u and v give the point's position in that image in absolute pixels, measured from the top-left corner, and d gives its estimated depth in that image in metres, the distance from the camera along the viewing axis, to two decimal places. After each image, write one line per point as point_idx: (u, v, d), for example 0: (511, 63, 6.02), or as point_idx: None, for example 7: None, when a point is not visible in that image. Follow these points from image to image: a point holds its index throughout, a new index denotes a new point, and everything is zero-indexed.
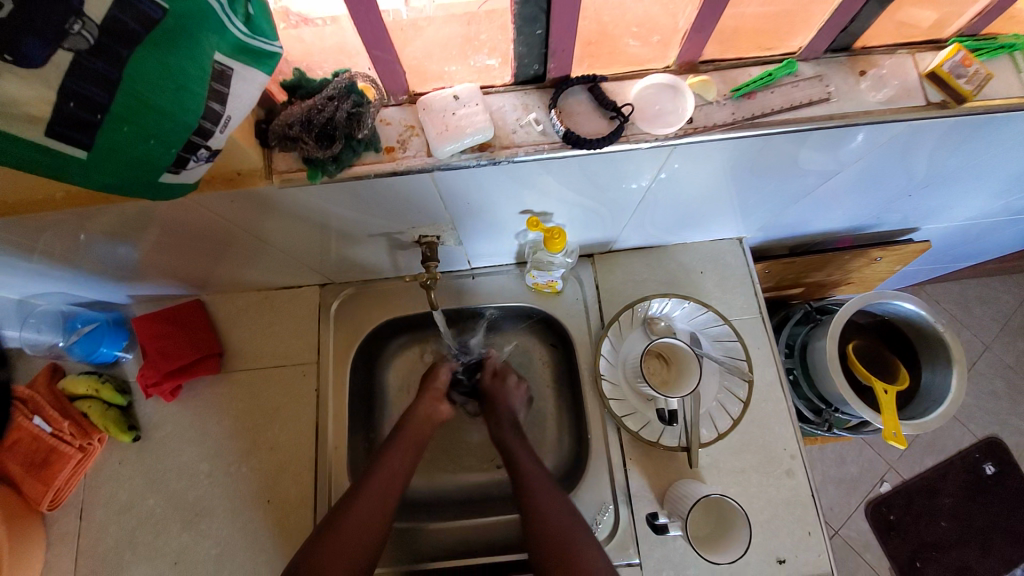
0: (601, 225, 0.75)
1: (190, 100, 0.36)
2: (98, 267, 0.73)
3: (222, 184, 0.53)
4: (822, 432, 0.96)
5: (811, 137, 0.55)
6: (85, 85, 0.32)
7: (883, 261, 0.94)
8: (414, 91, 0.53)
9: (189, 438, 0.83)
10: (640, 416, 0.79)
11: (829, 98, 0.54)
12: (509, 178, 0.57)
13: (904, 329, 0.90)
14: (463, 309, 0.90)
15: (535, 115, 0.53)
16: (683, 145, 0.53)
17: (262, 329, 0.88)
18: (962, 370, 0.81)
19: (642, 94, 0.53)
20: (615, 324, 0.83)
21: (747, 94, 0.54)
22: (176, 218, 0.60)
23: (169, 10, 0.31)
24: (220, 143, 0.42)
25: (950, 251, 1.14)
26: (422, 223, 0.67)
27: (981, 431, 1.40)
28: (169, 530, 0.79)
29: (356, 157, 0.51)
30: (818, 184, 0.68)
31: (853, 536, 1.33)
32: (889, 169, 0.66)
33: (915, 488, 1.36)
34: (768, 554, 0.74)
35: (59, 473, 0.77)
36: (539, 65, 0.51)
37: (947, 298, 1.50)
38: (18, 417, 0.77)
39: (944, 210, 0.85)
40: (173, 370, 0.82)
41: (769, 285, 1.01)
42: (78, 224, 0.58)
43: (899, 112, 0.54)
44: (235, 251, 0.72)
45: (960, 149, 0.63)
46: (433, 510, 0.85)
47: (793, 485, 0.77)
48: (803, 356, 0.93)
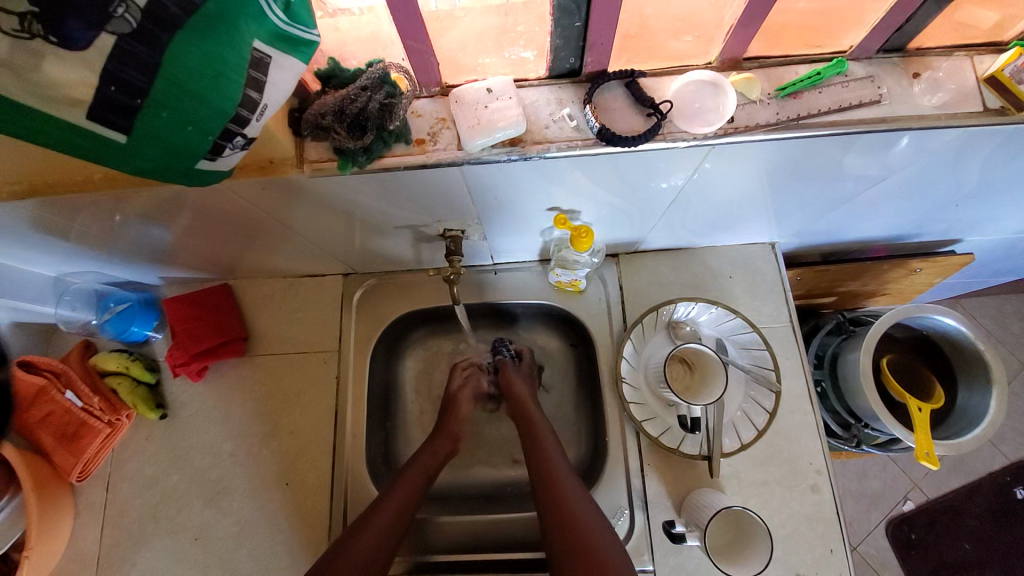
0: (629, 225, 0.73)
1: (228, 87, 0.36)
2: (132, 248, 0.74)
3: (254, 171, 0.53)
4: (850, 447, 0.93)
5: (858, 141, 0.52)
6: (126, 69, 0.32)
7: (923, 272, 0.90)
8: (446, 83, 0.52)
9: (212, 418, 0.85)
10: (660, 421, 0.78)
11: (879, 100, 0.51)
12: (539, 174, 0.56)
13: (942, 345, 0.86)
14: (484, 305, 0.89)
15: (569, 110, 0.52)
16: (722, 145, 0.52)
17: (287, 315, 0.89)
18: (1002, 391, 0.77)
19: (681, 92, 0.51)
20: (638, 326, 0.81)
21: (793, 94, 0.51)
22: (208, 203, 0.61)
23: None
24: (256, 131, 0.42)
25: (992, 265, 1.08)
26: (449, 217, 0.67)
27: (1014, 454, 1.34)
28: (190, 507, 0.81)
29: (387, 148, 0.51)
30: (860, 191, 0.65)
31: (872, 554, 1.29)
32: (938, 178, 0.63)
33: (940, 508, 1.31)
34: (788, 570, 0.72)
35: (88, 446, 0.79)
36: (575, 59, 0.50)
37: (984, 313, 1.43)
38: (51, 390, 0.78)
39: (992, 222, 0.81)
40: (200, 352, 0.84)
41: (799, 293, 0.98)
42: (114, 205, 0.59)
43: (955, 117, 0.51)
44: (263, 237, 0.73)
45: (1017, 158, 0.60)
46: (446, 503, 0.86)
47: (817, 500, 0.75)
48: (833, 368, 0.90)
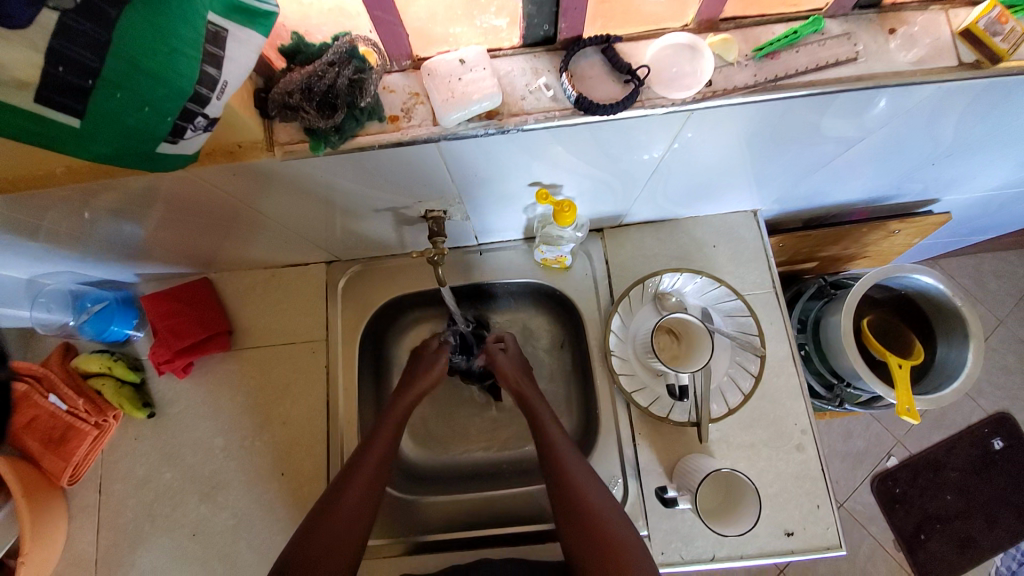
0: (613, 198, 0.73)
1: (184, 64, 0.35)
2: (105, 245, 0.72)
3: (223, 157, 0.51)
4: (834, 407, 0.95)
5: (835, 101, 0.52)
6: (72, 46, 0.31)
7: (902, 233, 0.91)
8: (417, 56, 0.51)
9: (202, 413, 0.84)
10: (650, 392, 0.79)
11: (856, 57, 0.51)
12: (519, 148, 0.55)
13: (921, 304, 0.88)
14: (471, 285, 0.89)
15: (545, 80, 0.51)
16: (700, 111, 0.51)
17: (271, 306, 0.88)
18: (979, 346, 0.79)
19: (658, 56, 0.50)
20: (625, 299, 0.82)
21: (770, 55, 0.51)
22: (181, 194, 0.59)
23: None
24: (218, 111, 0.40)
25: (968, 224, 1.10)
26: (429, 197, 0.66)
27: (991, 407, 1.38)
28: (186, 503, 0.80)
29: (359, 127, 0.50)
30: (840, 153, 0.66)
31: (858, 509, 1.34)
32: (916, 136, 0.63)
33: (922, 462, 1.36)
34: (777, 527, 0.75)
35: (77, 448, 0.78)
36: (549, 26, 0.49)
37: (962, 273, 1.46)
38: (34, 394, 0.78)
39: (967, 180, 0.82)
40: (183, 348, 0.82)
41: (782, 260, 0.99)
42: (82, 201, 0.57)
43: (930, 73, 0.51)
44: (239, 227, 0.71)
45: (991, 113, 0.60)
46: (444, 484, 0.87)
47: (803, 459, 0.77)
48: (816, 332, 0.92)
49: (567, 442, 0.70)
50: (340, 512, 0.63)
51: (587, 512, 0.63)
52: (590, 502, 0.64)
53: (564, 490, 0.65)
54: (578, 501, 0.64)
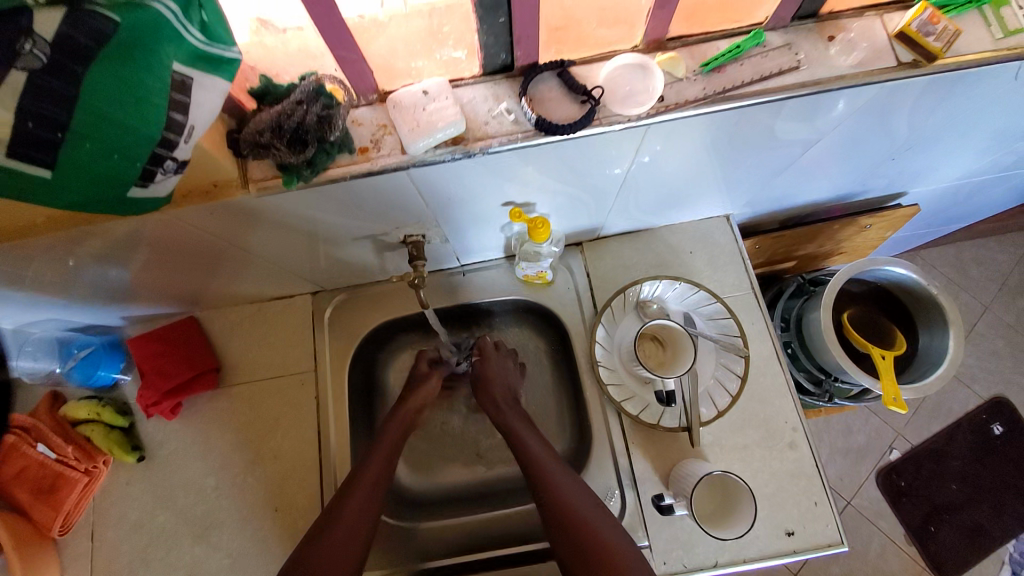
0: (586, 212, 0.75)
1: (151, 112, 0.37)
2: (92, 290, 0.73)
3: (198, 197, 0.53)
4: (824, 403, 0.96)
5: (785, 107, 0.55)
6: (43, 104, 0.33)
7: (874, 228, 0.94)
8: (383, 90, 0.53)
9: (193, 453, 0.83)
10: (639, 400, 0.79)
11: (798, 65, 0.54)
12: (488, 170, 0.57)
13: (898, 295, 0.90)
14: (457, 306, 0.90)
15: (506, 105, 0.53)
16: (656, 124, 0.53)
17: (258, 340, 0.88)
18: (958, 332, 0.81)
19: (611, 76, 0.52)
20: (608, 310, 0.83)
21: (717, 68, 0.53)
22: (163, 236, 0.60)
23: (121, 24, 0.32)
24: (187, 153, 0.42)
25: (940, 215, 1.14)
26: (407, 223, 0.67)
27: (986, 392, 1.40)
28: (180, 546, 0.79)
29: (331, 160, 0.51)
30: (801, 154, 0.68)
31: (865, 505, 1.33)
32: (869, 134, 0.65)
33: (924, 453, 1.36)
34: (777, 528, 0.74)
35: (68, 497, 0.78)
36: (506, 54, 0.51)
37: (942, 262, 1.49)
38: (22, 445, 0.78)
39: (929, 173, 0.85)
40: (171, 388, 0.82)
41: (761, 261, 1.01)
42: (68, 250, 0.59)
43: (871, 74, 0.54)
44: (225, 264, 0.72)
45: (939, 108, 0.62)
46: (441, 511, 0.86)
47: (797, 457, 0.77)
48: (799, 329, 0.93)
49: (545, 450, 0.71)
50: (342, 520, 0.64)
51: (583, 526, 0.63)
52: (580, 509, 0.64)
53: (555, 507, 0.65)
54: (569, 511, 0.64)
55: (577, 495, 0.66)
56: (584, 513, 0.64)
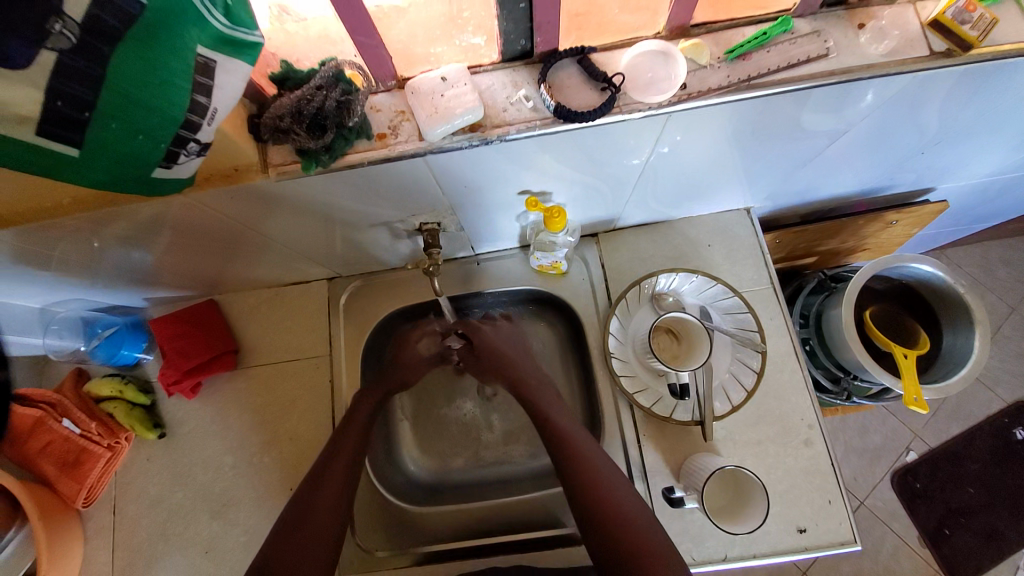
0: (603, 202, 0.74)
1: (175, 94, 0.37)
2: (115, 272, 0.74)
3: (219, 181, 0.53)
4: (841, 401, 0.95)
5: (812, 97, 0.53)
6: (71, 84, 0.33)
7: (899, 224, 0.92)
8: (401, 76, 0.52)
9: (212, 432, 0.85)
10: (651, 392, 0.79)
11: (827, 53, 0.52)
12: (505, 158, 0.56)
13: (923, 293, 0.88)
14: (470, 295, 0.90)
15: (525, 92, 0.52)
16: (678, 113, 0.52)
17: (276, 323, 0.90)
18: (984, 332, 0.78)
19: (632, 63, 0.52)
20: (623, 301, 0.83)
21: (741, 56, 0.52)
22: (185, 219, 0.61)
23: (147, 5, 0.32)
24: (210, 136, 0.43)
25: (969, 212, 1.10)
26: (422, 210, 0.67)
27: (1011, 396, 1.36)
28: (199, 521, 0.82)
29: (349, 146, 0.52)
30: (827, 145, 0.66)
31: (879, 506, 1.31)
32: (899, 126, 0.63)
33: (942, 455, 1.33)
34: (789, 524, 0.74)
35: (91, 471, 0.81)
36: (525, 40, 0.50)
37: (969, 261, 1.45)
38: (48, 420, 0.80)
39: (961, 168, 0.82)
40: (192, 369, 0.84)
41: (780, 255, 1.00)
42: (93, 231, 0.60)
43: (903, 63, 0.52)
44: (244, 247, 0.73)
45: (974, 100, 0.60)
46: (451, 496, 0.87)
47: (811, 455, 0.77)
48: (818, 326, 0.92)
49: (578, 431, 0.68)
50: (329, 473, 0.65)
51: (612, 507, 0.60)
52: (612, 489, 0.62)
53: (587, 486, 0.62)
54: (600, 490, 0.62)
55: (600, 466, 0.64)
56: (612, 491, 0.62)
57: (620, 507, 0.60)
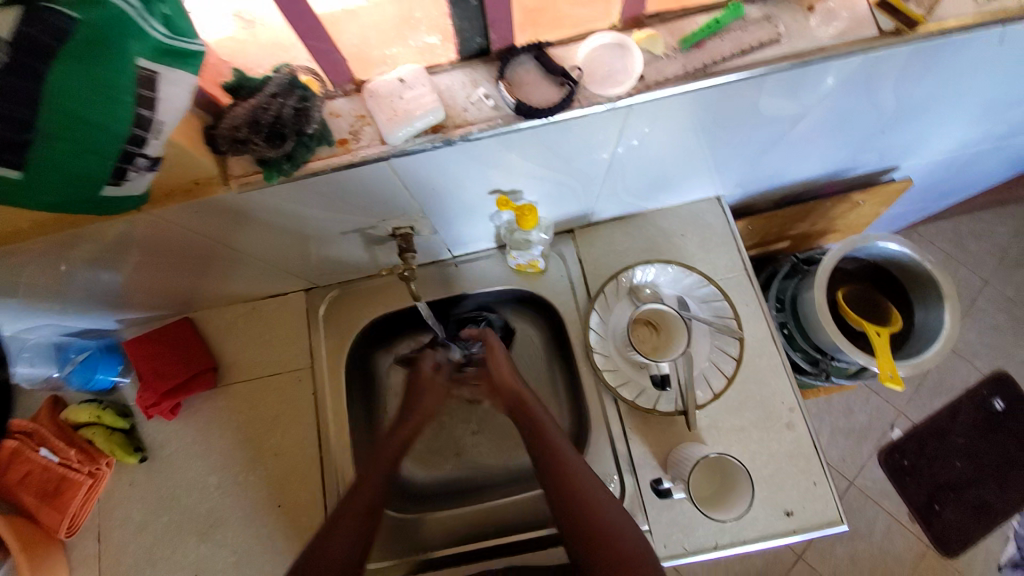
0: (575, 198, 0.75)
1: (120, 110, 0.37)
2: (85, 295, 0.73)
3: (180, 197, 0.53)
4: (822, 382, 0.95)
5: (768, 82, 0.54)
6: (7, 103, 0.33)
7: (867, 204, 0.93)
8: (359, 79, 0.52)
9: (194, 453, 0.84)
10: (634, 384, 0.79)
11: (778, 38, 0.53)
12: (470, 159, 0.56)
13: (893, 271, 0.90)
14: (450, 299, 0.89)
15: (484, 90, 0.52)
16: (638, 104, 0.53)
17: (253, 338, 0.88)
18: (954, 306, 0.80)
19: (590, 57, 0.52)
20: (602, 296, 0.83)
21: (696, 44, 0.53)
22: (154, 237, 0.60)
23: (82, 21, 0.32)
24: (158, 150, 0.42)
25: (935, 189, 1.13)
26: (393, 215, 0.67)
27: (989, 367, 1.39)
28: (185, 544, 0.80)
29: (310, 153, 0.51)
30: (789, 129, 0.67)
31: (869, 485, 1.33)
32: (857, 107, 0.65)
33: (927, 431, 1.36)
34: (775, 508, 0.75)
35: (72, 499, 0.79)
36: (481, 38, 0.51)
37: (941, 238, 1.48)
38: (25, 450, 0.79)
39: (922, 146, 0.84)
40: (169, 389, 0.82)
41: (754, 242, 1.01)
42: (61, 255, 0.59)
43: (853, 44, 0.53)
44: (216, 264, 0.72)
45: (926, 79, 0.61)
46: (442, 501, 0.87)
47: (794, 437, 0.77)
48: (794, 309, 0.93)
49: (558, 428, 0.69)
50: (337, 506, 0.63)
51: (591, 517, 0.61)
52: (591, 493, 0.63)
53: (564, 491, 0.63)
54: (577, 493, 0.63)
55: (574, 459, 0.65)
56: (591, 498, 0.62)
57: (600, 505, 0.62)
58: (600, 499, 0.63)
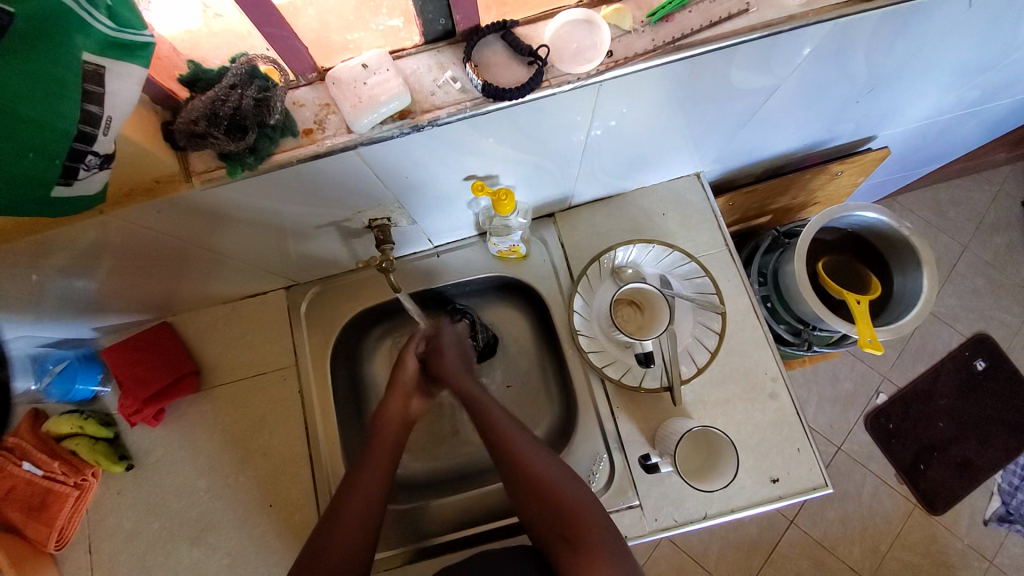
0: (552, 181, 0.74)
1: (63, 105, 0.35)
2: (59, 304, 0.71)
3: (142, 196, 0.51)
4: (804, 352, 0.97)
5: (739, 53, 0.53)
6: None
7: (845, 174, 0.94)
8: (322, 67, 0.51)
9: (182, 458, 0.83)
10: (620, 364, 0.80)
11: (747, 8, 0.52)
12: (441, 144, 0.55)
13: (872, 240, 0.90)
14: (433, 289, 0.89)
15: (450, 73, 0.51)
16: (608, 81, 0.52)
17: (235, 339, 0.87)
18: (931, 271, 0.81)
19: (558, 34, 0.51)
20: (584, 279, 0.83)
21: (665, 18, 0.52)
22: (124, 241, 0.58)
23: (16, 14, 0.30)
24: (109, 146, 0.40)
25: (912, 157, 1.14)
26: (368, 206, 0.66)
27: (969, 330, 1.42)
28: (179, 549, 0.79)
29: (274, 145, 0.50)
30: (763, 102, 0.67)
31: (856, 449, 1.37)
32: (829, 76, 0.64)
33: (910, 394, 1.39)
34: (762, 476, 0.76)
35: (60, 512, 0.77)
36: (445, 19, 0.49)
37: (920, 206, 1.50)
38: (8, 464, 0.77)
39: (897, 113, 0.84)
40: (152, 396, 0.81)
41: (736, 218, 1.02)
42: (28, 264, 0.57)
43: (822, 12, 0.52)
44: (191, 266, 0.71)
45: (896, 45, 0.61)
46: (438, 490, 0.87)
47: (778, 407, 0.79)
48: (775, 282, 0.94)
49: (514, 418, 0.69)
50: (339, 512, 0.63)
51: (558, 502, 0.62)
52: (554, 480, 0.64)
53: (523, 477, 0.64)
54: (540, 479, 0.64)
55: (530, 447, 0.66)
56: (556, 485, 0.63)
57: (563, 492, 0.63)
58: (566, 485, 0.64)
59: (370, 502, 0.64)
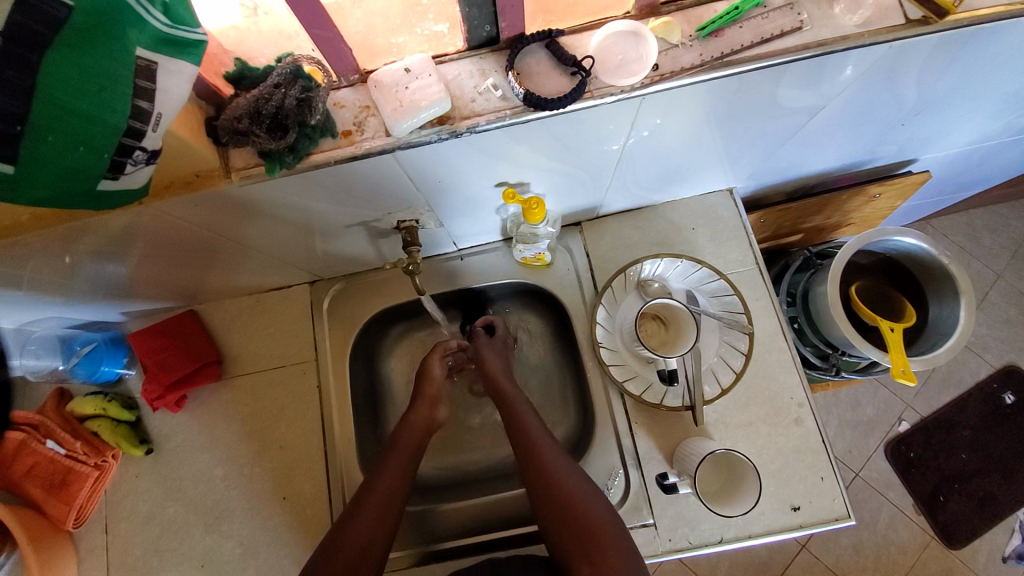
0: (584, 190, 0.73)
1: (116, 100, 0.36)
2: (90, 288, 0.72)
3: (180, 189, 0.52)
4: (831, 377, 0.94)
5: (788, 71, 0.52)
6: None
7: (883, 197, 0.91)
8: (364, 69, 0.51)
9: (200, 445, 0.84)
10: (642, 379, 0.78)
11: (801, 26, 0.51)
12: (477, 150, 0.55)
13: (908, 265, 0.88)
14: (455, 292, 0.88)
15: (492, 81, 0.51)
16: (651, 95, 0.51)
17: (258, 331, 0.88)
18: (970, 301, 0.78)
19: (603, 46, 0.50)
20: (609, 290, 0.82)
21: (714, 32, 0.51)
22: (158, 230, 0.59)
23: (76, 7, 0.31)
24: (156, 142, 0.41)
25: (951, 181, 1.10)
26: (398, 208, 0.66)
27: (999, 361, 1.37)
28: (192, 535, 0.80)
29: (313, 145, 0.50)
30: (807, 121, 0.65)
31: (875, 477, 1.33)
32: (876, 98, 0.62)
33: (934, 424, 1.34)
34: (782, 503, 0.74)
35: (79, 491, 0.79)
36: (490, 26, 0.49)
37: (955, 231, 1.46)
38: (32, 441, 0.78)
39: (942, 138, 0.81)
40: (174, 382, 0.82)
41: (767, 235, 0.99)
42: (64, 247, 0.57)
43: (877, 33, 0.50)
44: (218, 257, 0.72)
45: (951, 70, 0.59)
46: (448, 493, 0.87)
47: (802, 433, 0.76)
48: (805, 304, 0.91)
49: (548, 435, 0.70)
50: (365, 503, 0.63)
51: (583, 515, 0.62)
52: (579, 496, 0.64)
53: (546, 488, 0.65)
54: (563, 493, 0.64)
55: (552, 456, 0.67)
56: (579, 499, 0.64)
57: (586, 505, 0.63)
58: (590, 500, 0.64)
59: (392, 496, 0.65)
